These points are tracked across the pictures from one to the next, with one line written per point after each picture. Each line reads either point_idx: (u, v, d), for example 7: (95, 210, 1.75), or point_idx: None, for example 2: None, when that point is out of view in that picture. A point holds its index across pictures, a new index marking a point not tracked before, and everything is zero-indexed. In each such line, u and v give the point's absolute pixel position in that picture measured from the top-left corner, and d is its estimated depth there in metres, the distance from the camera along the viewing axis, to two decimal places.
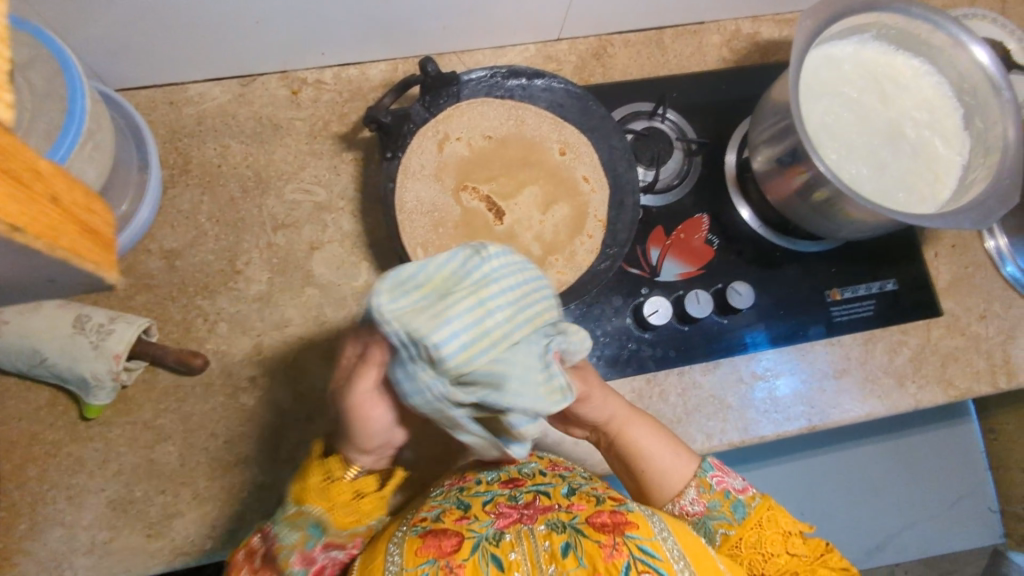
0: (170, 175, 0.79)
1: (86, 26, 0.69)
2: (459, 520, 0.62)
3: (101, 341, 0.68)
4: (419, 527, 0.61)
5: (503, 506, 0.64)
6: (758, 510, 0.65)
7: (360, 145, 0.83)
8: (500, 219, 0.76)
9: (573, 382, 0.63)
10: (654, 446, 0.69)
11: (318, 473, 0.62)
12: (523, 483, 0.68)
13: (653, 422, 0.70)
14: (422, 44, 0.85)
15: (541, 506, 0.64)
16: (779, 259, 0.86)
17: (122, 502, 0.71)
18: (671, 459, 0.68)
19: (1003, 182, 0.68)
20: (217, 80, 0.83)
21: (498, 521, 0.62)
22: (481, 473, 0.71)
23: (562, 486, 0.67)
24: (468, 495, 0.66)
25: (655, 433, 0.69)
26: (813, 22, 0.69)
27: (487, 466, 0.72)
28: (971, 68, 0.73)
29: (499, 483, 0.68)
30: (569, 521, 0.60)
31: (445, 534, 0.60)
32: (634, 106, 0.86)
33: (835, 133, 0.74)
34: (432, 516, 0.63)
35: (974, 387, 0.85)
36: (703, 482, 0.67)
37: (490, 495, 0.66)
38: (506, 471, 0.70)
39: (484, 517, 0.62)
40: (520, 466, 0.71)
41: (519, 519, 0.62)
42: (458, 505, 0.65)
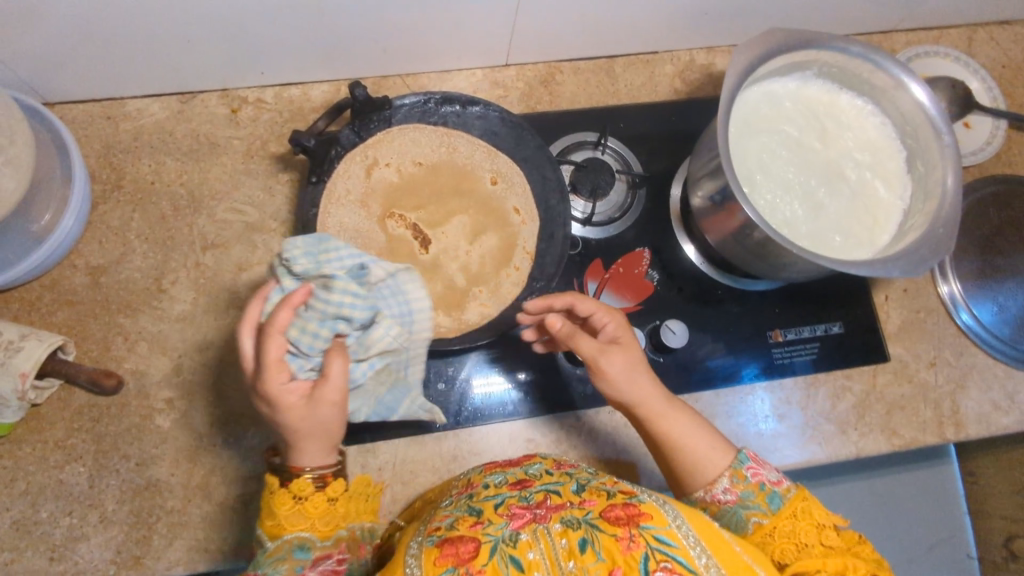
0: (102, 191, 0.79)
1: (13, 40, 0.68)
2: (472, 526, 0.54)
3: (9, 357, 0.67)
4: (434, 536, 0.54)
5: (516, 507, 0.55)
6: (792, 502, 0.58)
7: (296, 166, 0.82)
8: (425, 248, 0.77)
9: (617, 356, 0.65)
10: (695, 429, 0.64)
11: (285, 503, 0.57)
12: (533, 484, 0.60)
13: (685, 409, 0.65)
14: (365, 66, 0.84)
15: (554, 505, 0.55)
16: (722, 297, 0.84)
17: (25, 523, 0.69)
18: (707, 445, 0.63)
19: (937, 230, 0.66)
20: (156, 96, 0.82)
21: (513, 521, 0.53)
22: (487, 478, 0.63)
23: (572, 483, 0.59)
24: (478, 500, 0.58)
25: (689, 420, 0.65)
26: (746, 59, 0.67)
27: (493, 471, 0.64)
28: (914, 110, 0.71)
29: (508, 485, 0.60)
30: (583, 517, 0.53)
31: (462, 540, 0.52)
32: (579, 136, 0.85)
33: (772, 172, 0.72)
34: (446, 524, 0.55)
35: (919, 438, 0.82)
36: (736, 472, 0.61)
37: (501, 498, 0.57)
38: (513, 474, 0.62)
39: (499, 519, 0.54)
40: (526, 468, 0.64)
41: (534, 519, 0.54)
42: (469, 512, 0.56)
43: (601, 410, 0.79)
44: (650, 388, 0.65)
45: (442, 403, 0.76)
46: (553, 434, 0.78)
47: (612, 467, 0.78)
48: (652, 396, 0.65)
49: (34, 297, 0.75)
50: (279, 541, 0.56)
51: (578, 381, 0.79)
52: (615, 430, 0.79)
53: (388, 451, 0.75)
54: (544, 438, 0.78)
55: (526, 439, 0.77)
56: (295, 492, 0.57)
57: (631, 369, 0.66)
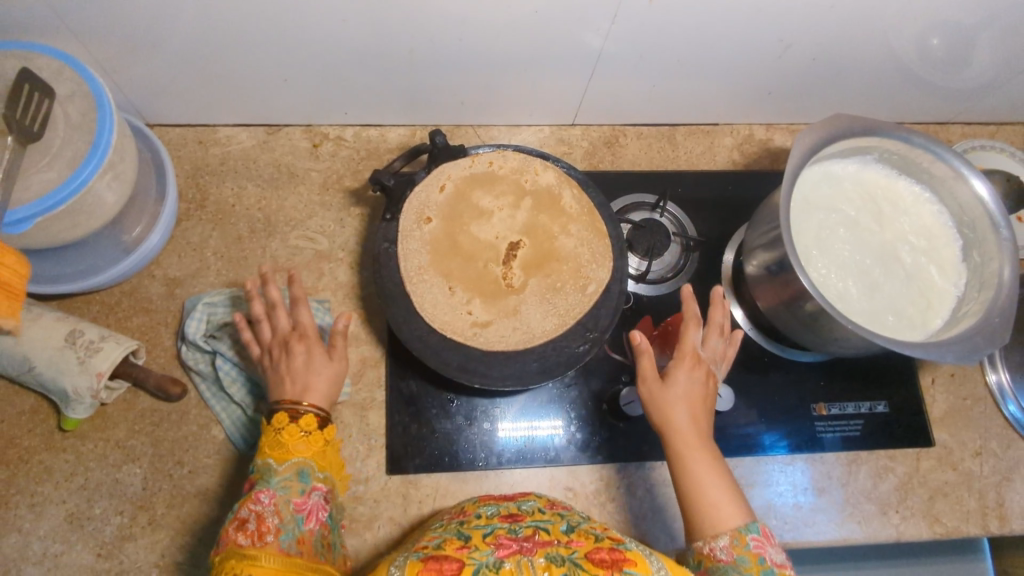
0: (187, 209, 0.84)
1: (131, 67, 0.75)
2: (459, 549, 0.56)
3: (88, 357, 0.70)
4: (420, 552, 0.56)
5: (503, 538, 0.57)
6: None
7: (368, 202, 0.87)
8: (516, 249, 0.78)
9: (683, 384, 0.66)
10: (718, 481, 0.62)
11: (293, 434, 0.62)
12: (524, 519, 0.62)
13: (720, 465, 0.63)
14: (442, 114, 0.90)
15: (541, 541, 0.57)
16: (768, 364, 0.85)
17: (80, 517, 0.71)
18: (723, 498, 0.61)
19: (992, 320, 0.67)
20: (245, 126, 0.88)
21: (499, 551, 0.55)
22: (481, 508, 0.66)
23: (562, 523, 0.61)
24: (468, 528, 0.61)
25: (717, 471, 0.62)
26: (812, 139, 0.70)
27: (487, 503, 0.68)
28: (972, 200, 0.73)
29: (499, 517, 0.63)
30: (568, 556, 0.54)
31: (447, 559, 0.54)
32: (638, 197, 0.89)
33: (827, 248, 0.75)
34: (433, 544, 0.57)
35: (962, 528, 0.81)
36: (739, 536, 0.58)
37: (491, 528, 0.60)
38: (506, 507, 0.65)
39: (485, 546, 0.56)
40: (520, 504, 0.67)
41: (520, 551, 0.55)
42: (458, 537, 0.59)
43: (641, 465, 0.80)
44: (687, 425, 0.64)
45: (485, 442, 0.78)
46: (593, 485, 0.79)
47: (648, 524, 0.78)
48: (688, 432, 0.64)
49: (113, 301, 0.79)
50: (288, 465, 0.61)
51: (621, 435, 0.80)
52: (653, 487, 0.79)
53: (430, 484, 0.77)
54: (582, 487, 0.79)
55: (564, 486, 0.78)
56: (302, 424, 0.63)
57: (680, 403, 0.65)
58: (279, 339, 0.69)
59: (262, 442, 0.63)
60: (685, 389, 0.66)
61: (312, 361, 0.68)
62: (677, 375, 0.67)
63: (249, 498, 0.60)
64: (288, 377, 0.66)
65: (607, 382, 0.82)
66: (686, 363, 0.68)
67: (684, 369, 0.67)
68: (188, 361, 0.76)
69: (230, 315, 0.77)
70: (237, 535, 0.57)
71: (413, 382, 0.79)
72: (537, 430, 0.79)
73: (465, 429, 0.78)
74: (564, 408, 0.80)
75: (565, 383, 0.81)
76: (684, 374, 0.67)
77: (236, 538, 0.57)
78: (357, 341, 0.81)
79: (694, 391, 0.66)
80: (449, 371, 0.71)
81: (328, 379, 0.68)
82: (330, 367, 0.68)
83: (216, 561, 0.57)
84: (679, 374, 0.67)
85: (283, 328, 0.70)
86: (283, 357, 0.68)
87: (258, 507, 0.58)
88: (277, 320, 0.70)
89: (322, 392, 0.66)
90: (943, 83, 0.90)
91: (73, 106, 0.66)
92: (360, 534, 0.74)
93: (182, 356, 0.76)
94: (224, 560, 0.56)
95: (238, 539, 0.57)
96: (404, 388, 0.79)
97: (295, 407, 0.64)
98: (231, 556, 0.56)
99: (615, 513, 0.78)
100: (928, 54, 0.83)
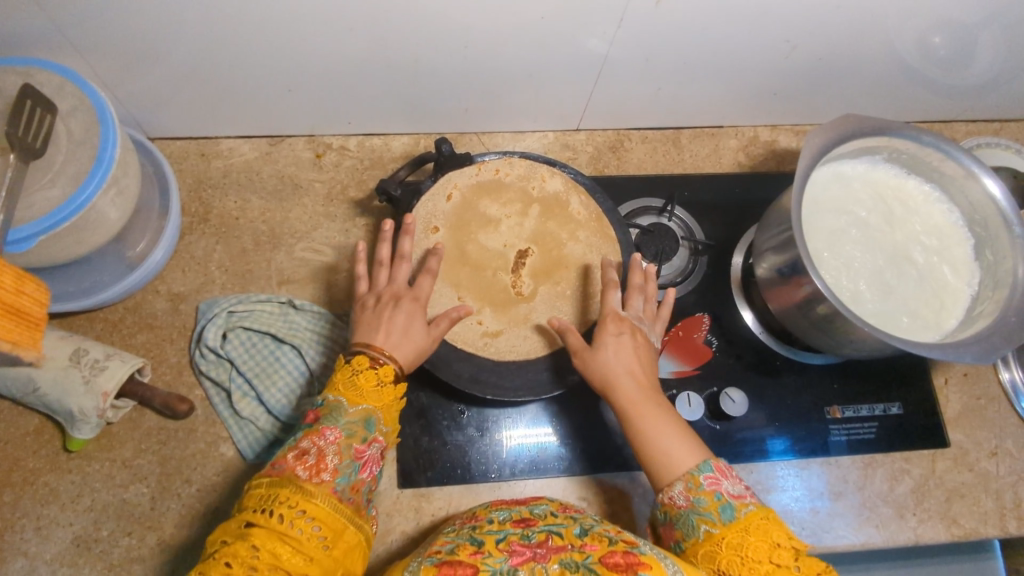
0: (190, 223, 0.83)
1: (133, 81, 0.74)
2: (472, 555, 0.55)
3: (93, 376, 0.69)
4: (434, 557, 0.55)
5: (516, 544, 0.55)
6: (747, 517, 0.55)
7: (373, 213, 0.86)
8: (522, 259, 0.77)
9: (608, 342, 0.67)
10: (666, 429, 0.62)
11: (370, 380, 0.60)
12: (536, 523, 0.60)
13: (665, 409, 0.63)
14: (446, 122, 0.89)
15: (555, 546, 0.55)
16: (780, 367, 0.84)
17: (87, 540, 0.70)
18: (676, 441, 0.61)
19: (1009, 319, 0.66)
20: (248, 138, 0.87)
21: (513, 558, 0.53)
22: (493, 512, 0.64)
23: (575, 526, 0.59)
24: (481, 532, 0.59)
25: (663, 418, 0.63)
26: (822, 141, 0.70)
27: (499, 508, 0.65)
28: (984, 199, 0.72)
29: (511, 522, 0.60)
30: (582, 561, 0.53)
31: (461, 565, 0.53)
32: (645, 201, 0.88)
33: (839, 249, 0.74)
34: (447, 549, 0.56)
35: (980, 529, 0.80)
36: (693, 478, 0.58)
37: (504, 533, 0.58)
38: (518, 512, 0.63)
39: (498, 553, 0.54)
40: (532, 508, 0.64)
41: (534, 558, 0.53)
42: (471, 542, 0.57)
43: None
44: (626, 382, 0.65)
45: (497, 453, 0.77)
46: (609, 493, 0.78)
47: None
48: (628, 387, 0.65)
49: (117, 318, 0.78)
50: (357, 410, 0.58)
51: (634, 443, 0.79)
52: None
53: (442, 498, 0.76)
54: (597, 497, 0.78)
55: (579, 496, 0.77)
56: (382, 375, 0.60)
57: (611, 363, 0.66)
58: (395, 293, 0.68)
59: (332, 381, 0.61)
60: (614, 349, 0.67)
61: (411, 325, 0.65)
62: (602, 339, 0.68)
63: (312, 431, 0.57)
64: (384, 322, 0.65)
65: None
66: (610, 325, 0.69)
67: (613, 331, 0.68)
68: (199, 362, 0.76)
69: (246, 322, 0.77)
70: (295, 465, 0.54)
71: (423, 394, 0.78)
72: (550, 438, 0.78)
73: (477, 440, 0.77)
74: (577, 416, 0.80)
75: (576, 391, 0.80)
76: (614, 335, 0.68)
77: (293, 467, 0.54)
78: None
79: (624, 347, 0.67)
80: (461, 382, 0.71)
81: (419, 346, 0.65)
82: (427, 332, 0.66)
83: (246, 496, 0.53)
84: (606, 336, 0.68)
85: (405, 285, 0.69)
86: (386, 306, 0.66)
87: (321, 442, 0.56)
88: (398, 273, 0.69)
89: (407, 350, 0.64)
90: (947, 82, 0.89)
91: (75, 121, 0.65)
92: (373, 550, 0.73)
93: (193, 359, 0.77)
94: (263, 484, 0.53)
95: (296, 470, 0.54)
96: (414, 400, 0.78)
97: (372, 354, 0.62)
98: (275, 481, 0.53)
99: (630, 522, 0.77)
100: (931, 54, 0.83)
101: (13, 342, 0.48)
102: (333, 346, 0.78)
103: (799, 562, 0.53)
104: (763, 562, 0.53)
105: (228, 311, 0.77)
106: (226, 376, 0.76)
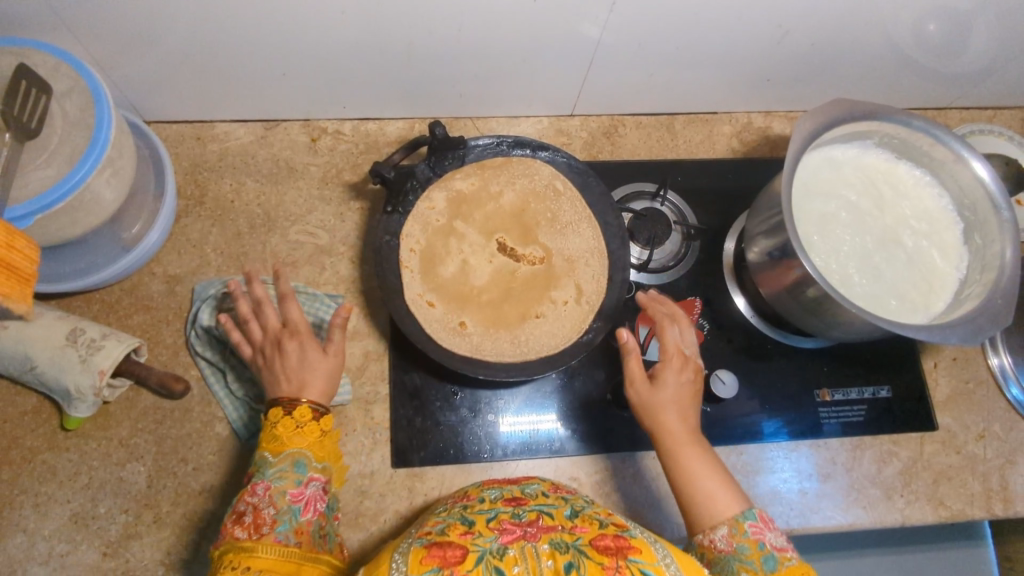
0: (186, 206, 0.84)
1: (127, 64, 0.75)
2: (462, 535, 0.54)
3: (90, 355, 0.70)
4: (424, 538, 0.54)
5: (507, 523, 0.55)
6: (790, 571, 0.57)
7: (367, 196, 0.87)
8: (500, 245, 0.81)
9: (664, 377, 0.69)
10: (709, 475, 0.63)
11: (289, 426, 0.64)
12: (528, 503, 0.59)
13: (708, 455, 0.65)
14: (441, 107, 0.90)
15: (544, 526, 0.55)
16: (771, 350, 0.85)
17: (84, 517, 0.71)
18: (720, 487, 0.63)
19: (995, 301, 0.66)
20: (243, 122, 0.88)
21: (502, 536, 0.53)
22: (485, 492, 0.64)
23: (566, 508, 0.58)
24: (472, 512, 0.58)
25: (706, 461, 0.64)
26: (813, 124, 0.70)
27: (490, 486, 0.65)
28: (973, 183, 0.73)
29: (503, 501, 0.60)
30: (572, 543, 0.52)
31: (450, 546, 0.52)
32: (638, 186, 0.89)
33: (828, 232, 0.75)
34: (437, 530, 0.55)
35: (967, 510, 0.81)
36: (738, 523, 0.60)
37: (495, 512, 0.57)
38: (510, 491, 0.63)
39: (490, 532, 0.54)
40: (523, 487, 0.64)
41: (524, 536, 0.53)
42: (462, 522, 0.56)
43: (645, 455, 0.80)
44: (676, 426, 0.66)
45: (490, 433, 0.78)
46: (598, 473, 0.79)
47: (654, 513, 0.77)
48: (678, 433, 0.66)
49: (113, 299, 0.79)
50: (282, 456, 0.63)
51: (625, 424, 0.80)
52: (658, 475, 0.79)
53: (435, 477, 0.77)
54: (588, 477, 0.79)
55: (570, 476, 0.78)
56: (298, 415, 0.64)
57: (668, 399, 0.67)
58: (270, 337, 0.68)
59: (261, 441, 0.65)
60: (675, 391, 0.68)
61: (306, 358, 0.67)
62: (666, 376, 0.69)
63: (246, 492, 0.61)
64: (283, 371, 0.66)
65: (609, 371, 0.82)
66: (674, 364, 0.69)
67: (673, 369, 0.69)
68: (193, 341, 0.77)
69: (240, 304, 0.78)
70: (233, 530, 0.59)
71: (416, 375, 0.79)
72: (541, 419, 0.79)
73: (470, 421, 0.78)
74: (568, 398, 0.80)
75: (568, 373, 0.81)
76: (674, 376, 0.69)
77: (234, 531, 0.59)
78: (360, 335, 0.81)
79: (682, 392, 0.68)
80: (454, 362, 0.72)
81: (326, 374, 0.67)
82: (321, 355, 0.68)
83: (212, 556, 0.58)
84: (669, 375, 0.69)
85: (274, 325, 0.69)
86: (274, 356, 0.67)
87: (253, 497, 0.60)
88: (266, 317, 0.69)
89: (319, 388, 0.67)
90: (940, 69, 0.89)
91: (70, 102, 0.65)
92: (366, 528, 0.74)
93: (190, 341, 0.77)
94: (225, 551, 0.57)
95: (234, 532, 0.58)
96: (407, 380, 0.79)
97: (291, 403, 0.65)
98: (229, 548, 0.57)
99: (621, 502, 0.78)
100: (924, 40, 0.83)
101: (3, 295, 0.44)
102: (328, 329, 0.79)
103: None
104: None
105: (223, 296, 0.77)
106: (221, 356, 0.77)
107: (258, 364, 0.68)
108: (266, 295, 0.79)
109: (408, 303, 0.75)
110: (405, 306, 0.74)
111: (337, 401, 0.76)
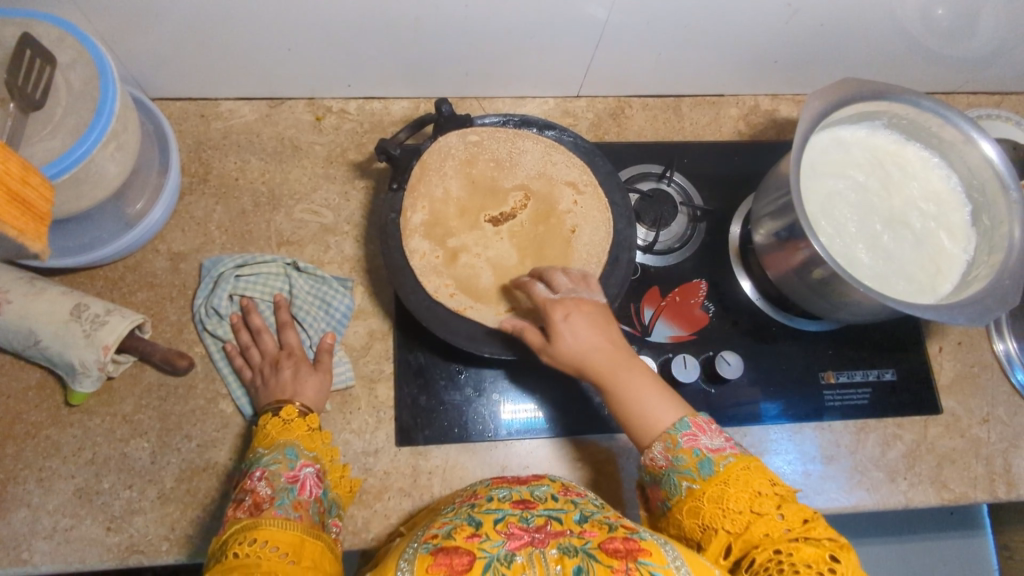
0: (189, 183, 0.83)
1: (133, 39, 0.74)
2: (470, 538, 0.52)
3: (94, 330, 0.69)
4: (430, 543, 0.52)
5: (515, 526, 0.53)
6: (728, 470, 0.56)
7: (372, 175, 0.86)
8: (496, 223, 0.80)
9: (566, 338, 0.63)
10: (641, 397, 0.61)
11: (277, 424, 0.66)
12: (536, 506, 0.58)
13: (641, 375, 0.62)
14: (447, 86, 0.89)
15: (553, 531, 0.53)
16: (776, 333, 0.85)
17: (88, 491, 0.71)
18: (654, 403, 0.61)
19: (1004, 281, 0.66)
20: (248, 100, 0.87)
21: (510, 542, 0.51)
22: (494, 491, 0.62)
23: (575, 512, 0.57)
24: (480, 512, 0.56)
25: (631, 381, 0.62)
26: (822, 103, 0.69)
27: (499, 486, 0.63)
28: (982, 163, 0.72)
29: (511, 502, 0.58)
30: (581, 547, 0.51)
31: (456, 552, 0.50)
32: (644, 167, 0.89)
33: (835, 213, 0.75)
34: (444, 532, 0.54)
35: (970, 493, 0.81)
36: (670, 437, 0.58)
37: (502, 514, 0.55)
38: (519, 491, 0.61)
39: (497, 536, 0.52)
40: (532, 489, 0.62)
41: (532, 543, 0.51)
42: (469, 522, 0.55)
43: None
44: (586, 361, 0.63)
45: (494, 412, 0.78)
46: (602, 454, 0.78)
47: None
48: (595, 367, 0.63)
49: (117, 276, 0.79)
50: (274, 448, 0.64)
51: None
52: None
53: (439, 456, 0.76)
54: (592, 458, 0.78)
55: (573, 457, 0.78)
56: (284, 414, 0.67)
57: (575, 345, 0.63)
58: (270, 359, 0.73)
59: (254, 443, 0.67)
60: (569, 338, 0.63)
61: (300, 374, 0.71)
62: (558, 329, 0.64)
63: (242, 483, 0.62)
64: (277, 387, 0.70)
65: None
66: (554, 311, 0.65)
67: (557, 318, 0.64)
68: (203, 316, 0.77)
69: (251, 282, 0.78)
70: (233, 513, 0.59)
71: (421, 354, 0.79)
72: (546, 399, 0.79)
73: (474, 400, 0.78)
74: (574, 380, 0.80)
75: None
76: (562, 322, 0.64)
77: (235, 514, 0.59)
78: (364, 315, 0.81)
79: (576, 327, 0.64)
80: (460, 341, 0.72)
81: (317, 385, 0.71)
82: (316, 371, 0.72)
83: (216, 543, 0.57)
84: (557, 323, 0.64)
85: (273, 348, 0.74)
86: (271, 374, 0.72)
87: (250, 484, 0.61)
88: (265, 343, 0.74)
89: (311, 397, 0.70)
90: (948, 53, 0.89)
91: (75, 74, 0.64)
92: (370, 506, 0.74)
93: (198, 316, 0.77)
94: (226, 535, 0.57)
95: (236, 515, 0.58)
96: (412, 360, 0.79)
97: (280, 407, 0.68)
98: (231, 529, 0.57)
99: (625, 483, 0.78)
100: (933, 22, 0.82)
101: (19, 232, 0.43)
102: (335, 311, 0.79)
103: (784, 509, 0.53)
104: (744, 512, 0.53)
105: (234, 272, 0.77)
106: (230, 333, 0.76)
107: (257, 386, 0.73)
108: (277, 275, 0.79)
109: (416, 279, 0.74)
110: (411, 285, 0.74)
111: (340, 382, 0.76)
